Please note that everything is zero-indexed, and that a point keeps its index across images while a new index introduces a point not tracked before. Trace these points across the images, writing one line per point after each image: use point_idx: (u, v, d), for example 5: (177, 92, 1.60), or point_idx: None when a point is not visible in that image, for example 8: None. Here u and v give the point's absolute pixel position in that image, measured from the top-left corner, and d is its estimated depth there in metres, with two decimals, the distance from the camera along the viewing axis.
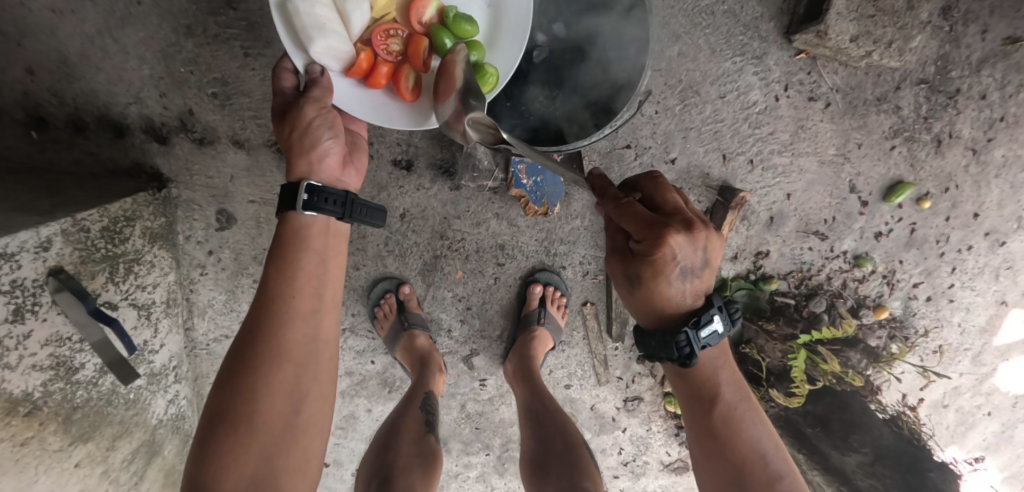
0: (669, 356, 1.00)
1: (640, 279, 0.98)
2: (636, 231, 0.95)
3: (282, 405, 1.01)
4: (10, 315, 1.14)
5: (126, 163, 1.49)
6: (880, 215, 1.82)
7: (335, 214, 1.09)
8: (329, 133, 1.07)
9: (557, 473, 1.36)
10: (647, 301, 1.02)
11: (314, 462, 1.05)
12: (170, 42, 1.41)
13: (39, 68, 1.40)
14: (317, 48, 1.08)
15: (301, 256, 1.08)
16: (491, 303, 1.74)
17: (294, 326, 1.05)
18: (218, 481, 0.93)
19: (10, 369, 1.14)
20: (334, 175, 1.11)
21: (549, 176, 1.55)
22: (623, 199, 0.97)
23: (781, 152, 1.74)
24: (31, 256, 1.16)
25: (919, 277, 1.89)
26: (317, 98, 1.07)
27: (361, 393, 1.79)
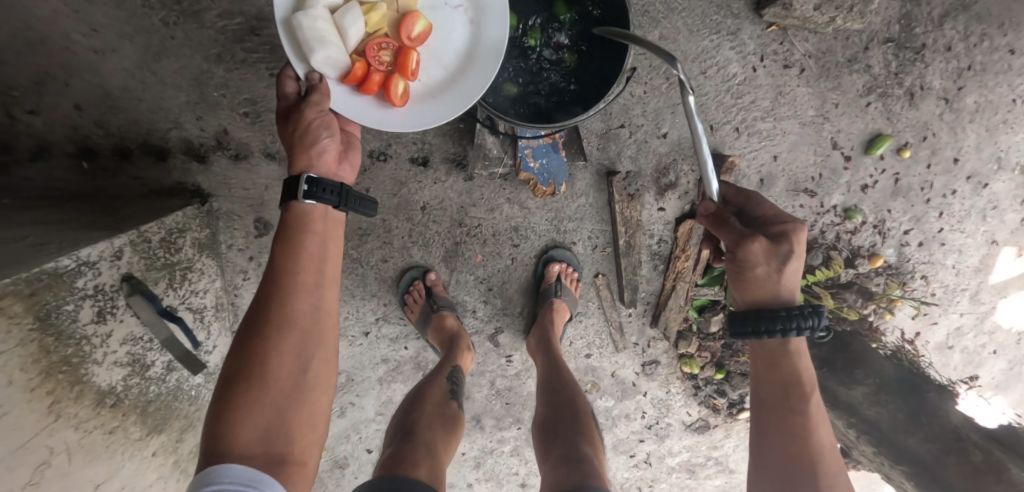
0: (808, 313, 1.20)
1: (784, 250, 1.20)
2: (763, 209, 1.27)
3: (291, 366, 1.11)
4: (96, 317, 1.27)
5: (170, 183, 1.65)
6: (864, 168, 1.95)
7: (331, 203, 1.20)
8: (327, 131, 1.19)
9: (565, 434, 1.45)
10: (780, 275, 1.23)
11: (320, 420, 1.15)
12: (203, 70, 1.57)
13: (86, 104, 1.57)
14: (316, 57, 1.20)
15: (304, 238, 1.18)
16: (510, 282, 1.88)
17: (299, 299, 1.15)
18: (232, 434, 1.02)
19: (99, 364, 1.28)
20: (331, 170, 1.21)
21: (554, 157, 1.69)
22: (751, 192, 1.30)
23: (764, 118, 1.86)
24: (108, 264, 1.31)
25: (909, 224, 2.01)
26: (315, 101, 1.18)
27: (397, 378, 1.94)
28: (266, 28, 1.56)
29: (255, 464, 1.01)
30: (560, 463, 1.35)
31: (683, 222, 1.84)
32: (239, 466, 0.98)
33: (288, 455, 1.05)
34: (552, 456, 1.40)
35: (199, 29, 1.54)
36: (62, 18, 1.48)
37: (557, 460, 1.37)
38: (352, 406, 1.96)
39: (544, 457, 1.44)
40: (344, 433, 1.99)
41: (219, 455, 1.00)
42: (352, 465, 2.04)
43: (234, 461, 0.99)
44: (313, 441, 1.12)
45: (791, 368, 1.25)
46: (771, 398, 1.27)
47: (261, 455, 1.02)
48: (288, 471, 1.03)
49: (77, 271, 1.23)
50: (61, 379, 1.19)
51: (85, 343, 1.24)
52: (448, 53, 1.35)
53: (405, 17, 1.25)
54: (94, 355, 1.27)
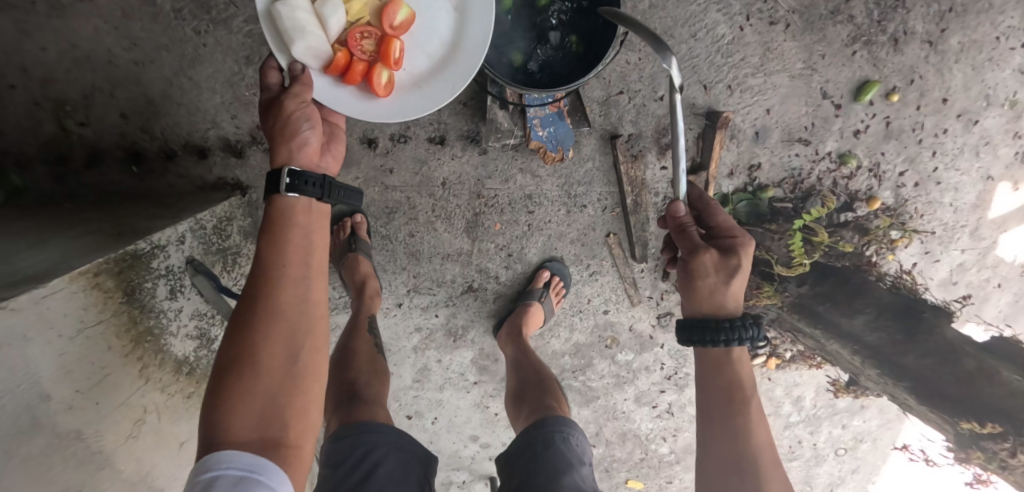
0: (750, 332, 1.35)
1: (730, 265, 1.37)
2: (715, 220, 1.45)
3: (280, 356, 1.14)
4: (170, 294, 1.46)
5: (212, 178, 1.82)
6: (854, 114, 2.05)
7: (314, 195, 1.25)
8: (308, 124, 1.26)
9: (532, 397, 1.70)
10: (717, 291, 1.39)
11: (315, 406, 1.17)
12: (234, 72, 1.73)
13: (131, 112, 1.74)
14: (298, 47, 1.29)
15: (289, 232, 1.22)
16: (529, 247, 2.02)
17: (285, 291, 1.18)
18: (229, 423, 1.06)
19: (176, 336, 1.48)
20: (312, 161, 1.28)
21: (562, 125, 1.82)
22: (710, 199, 1.46)
23: (754, 74, 1.96)
24: (176, 247, 1.47)
25: (903, 165, 2.11)
26: (297, 92, 1.27)
27: (430, 346, 2.10)
28: None
29: (251, 448, 1.04)
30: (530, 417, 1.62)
31: None
32: (237, 453, 1.02)
33: (283, 439, 1.09)
34: (524, 410, 1.67)
35: (229, 35, 1.70)
36: (104, 35, 1.66)
37: (528, 415, 1.64)
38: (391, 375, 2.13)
39: (517, 415, 1.70)
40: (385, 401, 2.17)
41: (217, 443, 1.04)
42: None
43: (230, 448, 1.03)
44: (309, 426, 1.14)
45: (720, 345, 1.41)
46: (703, 367, 1.45)
47: (257, 440, 1.05)
48: (282, 454, 1.07)
49: (152, 253, 1.40)
50: (146, 347, 1.38)
51: (163, 317, 1.43)
52: (431, 42, 1.45)
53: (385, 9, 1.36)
54: (171, 328, 1.46)
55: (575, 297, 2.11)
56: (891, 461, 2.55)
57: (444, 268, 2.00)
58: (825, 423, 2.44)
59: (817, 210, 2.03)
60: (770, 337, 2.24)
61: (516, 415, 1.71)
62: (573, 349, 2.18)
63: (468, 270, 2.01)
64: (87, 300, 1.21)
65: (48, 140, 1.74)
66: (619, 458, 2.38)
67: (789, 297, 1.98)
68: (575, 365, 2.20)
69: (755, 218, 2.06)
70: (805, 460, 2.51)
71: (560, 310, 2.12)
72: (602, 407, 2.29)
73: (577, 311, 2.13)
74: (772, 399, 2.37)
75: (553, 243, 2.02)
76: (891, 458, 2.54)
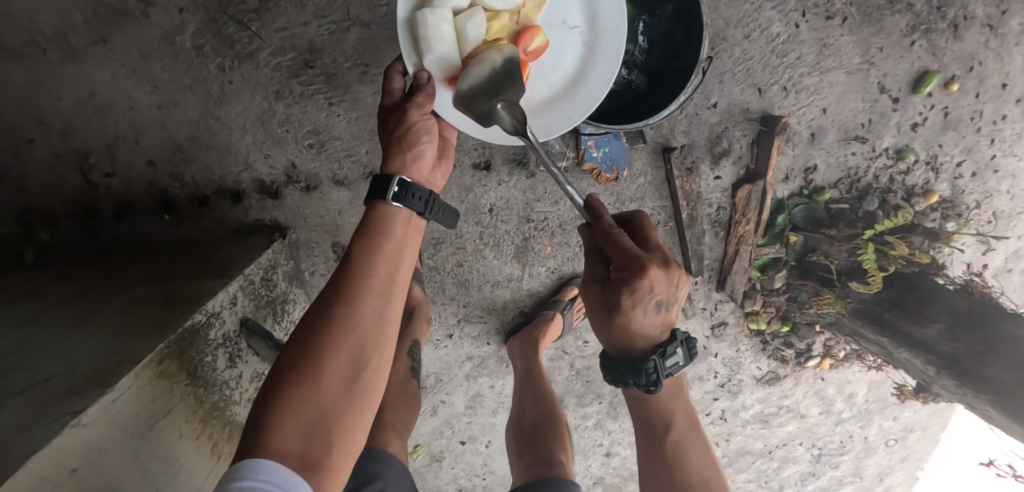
0: (638, 382, 1.21)
1: (619, 307, 1.15)
2: (619, 259, 1.14)
3: (343, 370, 1.07)
4: (229, 361, 1.40)
5: (248, 221, 1.73)
6: (912, 108, 1.91)
7: (416, 210, 1.20)
8: (427, 136, 1.21)
9: (540, 443, 1.68)
10: (625, 326, 1.18)
11: (361, 431, 1.08)
12: (264, 109, 1.61)
13: (159, 159, 1.64)
14: (430, 58, 1.19)
15: (383, 241, 1.17)
16: (580, 268, 1.94)
17: (365, 302, 1.12)
18: (275, 428, 0.99)
19: (240, 403, 1.44)
20: (423, 175, 1.24)
21: (616, 144, 1.77)
22: (615, 230, 1.15)
23: (810, 73, 1.86)
24: (229, 311, 1.40)
25: (961, 155, 1.96)
26: (421, 102, 1.20)
27: (483, 373, 2.05)
28: (319, 59, 1.57)
29: (290, 464, 0.96)
30: (531, 471, 1.58)
31: (740, 188, 1.89)
32: (274, 464, 0.94)
33: (323, 461, 1.00)
34: (527, 457, 1.66)
35: (255, 70, 1.57)
36: (123, 79, 1.56)
37: (530, 464, 1.62)
38: (444, 403, 2.08)
39: (517, 456, 1.70)
40: (438, 428, 2.13)
41: (259, 446, 0.97)
42: (447, 457, 2.19)
43: (269, 456, 0.95)
44: (350, 451, 1.06)
45: (663, 419, 1.30)
46: (649, 455, 1.31)
47: (296, 455, 0.98)
48: (317, 478, 0.98)
49: (208, 323, 1.33)
50: (215, 423, 1.33)
51: (226, 387, 1.38)
52: (558, 72, 1.34)
53: (527, 30, 1.25)
54: (234, 395, 1.42)
55: None
56: (942, 444, 2.45)
57: (495, 295, 1.94)
58: (876, 416, 2.34)
59: (896, 219, 1.91)
60: (825, 339, 2.13)
61: (517, 457, 1.70)
62: None
63: (519, 296, 1.96)
64: (154, 392, 1.15)
65: (73, 194, 1.66)
66: None
67: (852, 303, 1.91)
68: None
69: (812, 223, 1.96)
70: (856, 454, 2.42)
71: None
72: None
73: None
74: (824, 398, 2.28)
75: None
76: (943, 441, 2.45)
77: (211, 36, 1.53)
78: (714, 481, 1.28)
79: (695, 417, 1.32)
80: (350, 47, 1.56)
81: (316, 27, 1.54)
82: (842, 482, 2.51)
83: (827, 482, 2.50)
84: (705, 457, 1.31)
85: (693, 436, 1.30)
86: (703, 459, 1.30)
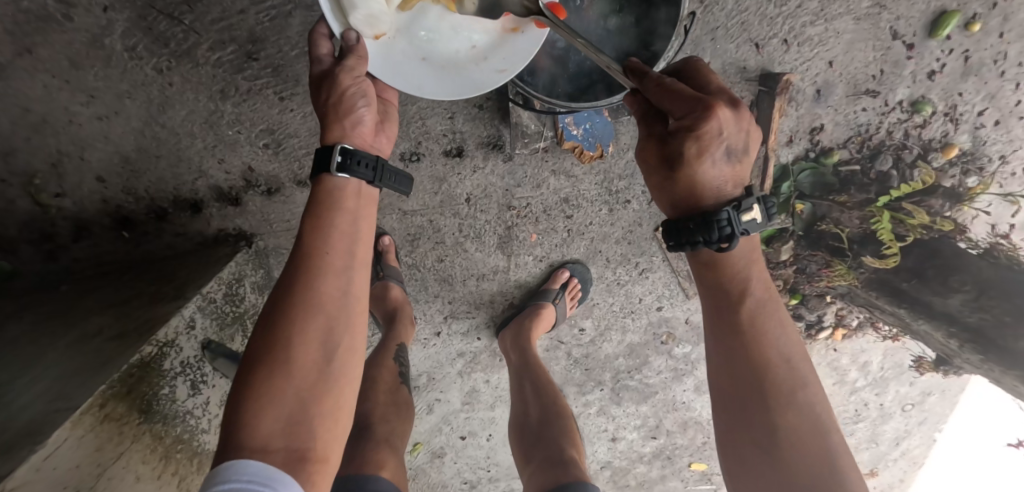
0: (708, 239, 1.00)
1: (680, 157, 0.97)
2: (678, 108, 0.96)
3: (315, 355, 0.99)
4: (191, 389, 1.34)
5: (212, 232, 1.61)
6: (928, 54, 1.64)
7: (367, 179, 1.08)
8: (364, 100, 1.06)
9: (547, 440, 1.56)
10: (688, 183, 1.01)
11: (347, 412, 1.02)
12: (211, 111, 1.47)
13: (108, 174, 1.52)
14: (356, 14, 1.04)
15: (335, 215, 1.06)
16: (570, 254, 1.81)
17: (326, 282, 1.02)
18: (252, 430, 0.92)
19: (209, 431, 1.39)
20: (366, 143, 1.10)
21: (599, 120, 1.57)
22: (667, 80, 0.98)
23: (813, 22, 1.62)
24: (186, 337, 1.34)
25: (983, 104, 1.70)
26: (351, 66, 1.04)
27: (477, 368, 1.96)
28: (262, 50, 1.41)
29: (275, 461, 0.90)
30: (545, 474, 1.47)
31: None
32: (259, 463, 0.88)
33: (309, 451, 0.94)
34: (536, 458, 1.54)
35: (195, 68, 1.42)
36: (56, 92, 1.41)
37: (540, 466, 1.50)
38: (440, 401, 1.99)
39: (524, 461, 1.57)
40: (436, 426, 2.03)
41: (237, 447, 0.90)
42: (449, 453, 2.09)
43: (251, 456, 0.89)
44: (336, 436, 1.00)
45: (740, 285, 1.08)
46: (721, 324, 1.11)
47: (281, 450, 0.92)
48: (306, 470, 0.93)
49: (161, 353, 1.28)
50: (178, 457, 1.31)
51: (188, 417, 1.34)
52: None
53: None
54: (200, 424, 1.37)
55: (625, 298, 1.89)
56: (961, 405, 2.24)
57: (481, 289, 1.84)
58: (892, 383, 2.15)
59: (916, 183, 1.72)
60: (836, 308, 1.97)
61: (524, 461, 1.58)
62: (627, 351, 1.98)
63: (506, 288, 1.86)
64: (99, 439, 1.13)
65: (27, 218, 1.54)
66: (681, 445, 2.19)
67: (866, 273, 1.77)
68: (630, 365, 2.01)
69: (821, 189, 1.79)
70: (870, 421, 2.24)
71: (610, 313, 1.92)
72: (661, 402, 2.09)
73: (628, 312, 1.91)
74: (838, 369, 2.12)
75: (596, 246, 1.79)
76: (962, 403, 2.23)
77: (142, 34, 1.38)
78: (796, 358, 1.08)
79: (774, 289, 1.10)
80: (295, 34, 1.41)
81: (254, 14, 1.38)
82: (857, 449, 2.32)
83: None
84: (786, 332, 1.10)
85: (774, 309, 1.09)
86: (784, 333, 1.09)
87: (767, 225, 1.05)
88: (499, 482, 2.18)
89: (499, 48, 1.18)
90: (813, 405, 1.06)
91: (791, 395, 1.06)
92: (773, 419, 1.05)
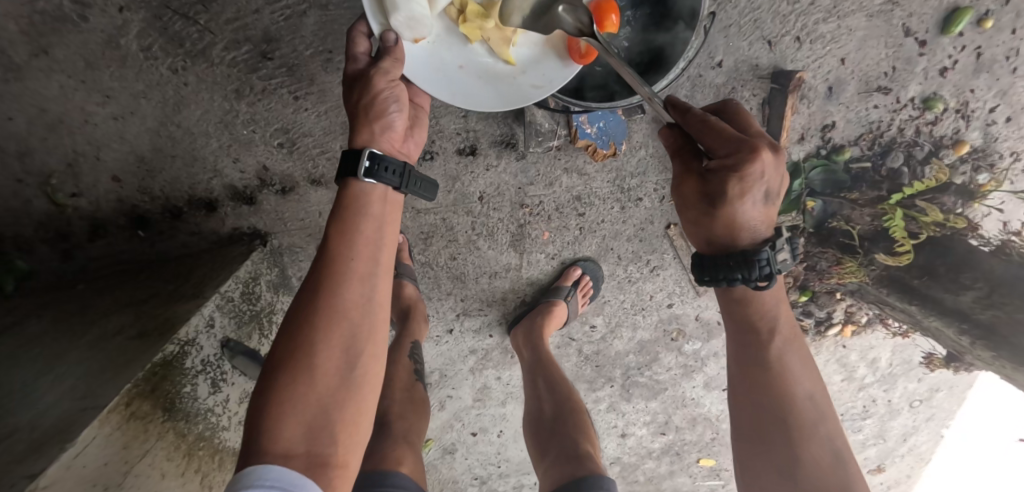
0: (748, 275, 1.06)
1: (722, 195, 1.02)
2: (722, 146, 1.00)
3: (337, 361, 1.00)
4: (211, 387, 1.36)
5: (226, 231, 1.62)
6: (941, 51, 1.64)
7: (393, 184, 1.08)
8: (396, 105, 1.07)
9: (562, 435, 1.57)
10: (727, 220, 1.05)
11: (368, 416, 1.03)
12: (226, 110, 1.48)
13: (123, 174, 1.53)
14: (398, 17, 1.06)
15: (360, 221, 1.06)
16: (582, 251, 1.82)
17: (351, 288, 1.03)
18: (275, 434, 0.94)
19: (228, 429, 1.41)
20: (395, 147, 1.11)
21: (612, 118, 1.58)
22: (710, 117, 1.02)
23: (826, 19, 1.62)
24: (206, 335, 1.35)
25: (995, 100, 1.69)
26: (386, 68, 1.05)
27: (488, 365, 1.97)
28: (277, 49, 1.42)
29: (297, 466, 0.92)
30: (559, 470, 1.48)
31: None
32: (280, 468, 0.90)
33: (330, 456, 0.96)
34: (550, 454, 1.55)
35: (210, 68, 1.43)
36: (72, 92, 1.42)
37: (555, 461, 1.51)
38: (451, 398, 2.00)
39: (539, 456, 1.59)
40: (447, 422, 2.05)
41: (260, 452, 0.92)
42: (460, 449, 2.10)
43: (274, 462, 0.91)
44: (358, 442, 1.01)
45: (768, 322, 1.16)
46: (747, 356, 1.19)
47: (303, 456, 0.93)
48: (328, 475, 0.94)
49: (183, 352, 1.29)
50: (201, 454, 1.32)
51: (210, 415, 1.35)
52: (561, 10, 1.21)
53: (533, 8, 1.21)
54: (220, 422, 1.39)
55: (636, 295, 1.89)
56: (968, 400, 2.24)
57: (493, 286, 1.85)
58: (900, 379, 2.16)
59: (928, 181, 1.72)
60: (846, 305, 1.98)
61: (539, 456, 1.59)
62: (637, 348, 1.99)
63: (518, 285, 1.87)
64: (126, 437, 1.14)
65: (43, 218, 1.54)
66: (690, 441, 2.20)
67: (878, 271, 1.78)
68: (640, 362, 2.02)
69: (833, 187, 1.79)
70: (879, 417, 2.25)
71: (620, 310, 1.92)
72: (670, 398, 2.10)
73: (639, 309, 1.92)
74: (847, 365, 2.13)
75: (608, 244, 1.80)
76: (970, 398, 2.23)
77: (157, 34, 1.38)
78: (818, 396, 1.17)
79: (799, 327, 1.19)
80: (309, 33, 1.41)
81: (269, 14, 1.38)
82: (865, 445, 2.33)
83: (849, 445, 2.33)
84: (807, 369, 1.18)
85: (798, 350, 1.18)
86: (806, 369, 1.18)
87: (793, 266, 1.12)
88: (509, 477, 2.20)
89: (538, 63, 1.21)
90: (833, 440, 1.14)
91: (813, 429, 1.14)
92: (793, 450, 1.13)
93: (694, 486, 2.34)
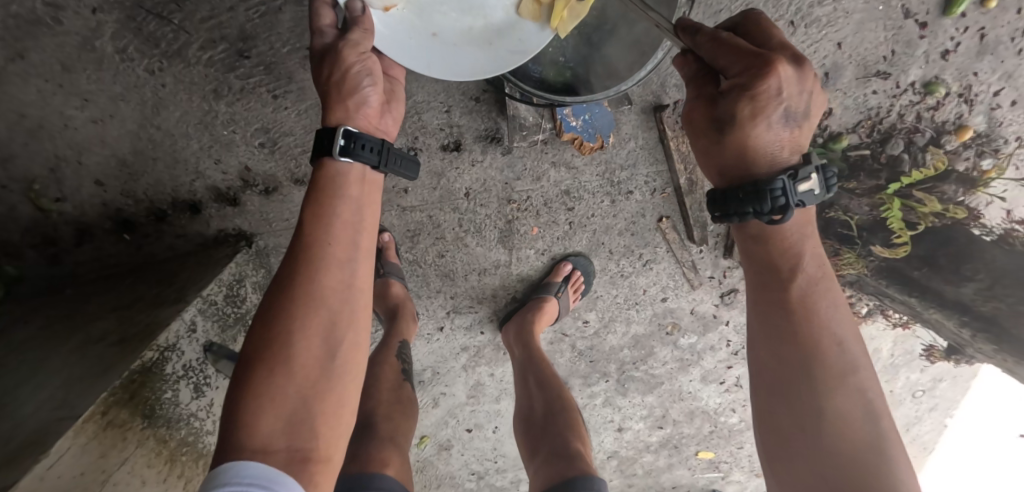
0: (759, 209, 0.98)
1: (732, 119, 0.97)
2: (732, 64, 0.95)
3: (317, 350, 0.98)
4: (195, 392, 1.37)
5: (212, 232, 1.61)
6: (942, 32, 1.57)
7: (371, 163, 1.06)
8: (369, 79, 1.04)
9: (553, 434, 1.55)
10: (740, 145, 0.99)
11: (350, 408, 1.02)
12: (205, 111, 1.46)
13: (106, 177, 1.52)
14: None
15: (337, 203, 1.04)
16: (573, 246, 1.79)
17: (327, 274, 1.01)
18: (253, 428, 0.92)
19: (214, 432, 1.42)
20: (372, 124, 1.08)
21: (597, 109, 1.53)
22: (722, 34, 0.95)
23: (821, 1, 1.56)
24: (187, 340, 1.35)
25: (999, 84, 1.62)
26: (356, 40, 1.03)
27: (480, 362, 1.96)
28: (254, 47, 1.39)
29: (280, 462, 0.91)
30: (551, 468, 1.47)
31: None
32: (257, 464, 0.88)
33: (313, 450, 0.94)
34: (541, 453, 1.54)
35: (187, 68, 1.41)
36: (51, 96, 1.40)
37: (547, 460, 1.50)
38: (444, 395, 2.00)
39: (531, 454, 1.57)
40: (443, 419, 2.04)
41: (237, 449, 0.90)
42: (455, 445, 2.10)
43: (253, 457, 0.89)
44: (341, 434, 1.00)
45: (809, 298, 1.09)
46: None
47: (283, 450, 0.92)
48: (310, 469, 0.93)
49: (163, 358, 1.29)
50: (183, 460, 1.34)
51: (193, 419, 1.36)
52: None
53: None
54: (205, 426, 1.39)
55: (629, 290, 1.86)
56: (972, 391, 2.19)
57: (482, 283, 1.83)
58: (902, 369, 2.11)
59: (928, 169, 1.63)
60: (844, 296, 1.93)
61: (529, 454, 1.58)
62: (631, 342, 1.96)
63: (508, 282, 1.85)
64: (102, 446, 1.15)
65: (29, 223, 1.54)
66: (687, 434, 2.19)
67: (876, 261, 1.74)
68: (635, 357, 1.99)
69: None
70: None
71: (613, 305, 1.89)
72: (667, 392, 2.08)
73: (632, 304, 1.88)
74: None
75: (599, 238, 1.77)
76: (973, 389, 2.19)
77: (132, 35, 1.36)
78: None
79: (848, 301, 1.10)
80: (286, 30, 1.38)
81: (244, 11, 1.35)
82: None
83: None
84: (858, 350, 1.10)
85: (845, 326, 1.10)
86: (855, 349, 1.10)
87: (822, 197, 1.03)
88: (506, 472, 2.19)
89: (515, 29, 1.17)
90: None
91: None
92: None
93: (693, 478, 2.32)
